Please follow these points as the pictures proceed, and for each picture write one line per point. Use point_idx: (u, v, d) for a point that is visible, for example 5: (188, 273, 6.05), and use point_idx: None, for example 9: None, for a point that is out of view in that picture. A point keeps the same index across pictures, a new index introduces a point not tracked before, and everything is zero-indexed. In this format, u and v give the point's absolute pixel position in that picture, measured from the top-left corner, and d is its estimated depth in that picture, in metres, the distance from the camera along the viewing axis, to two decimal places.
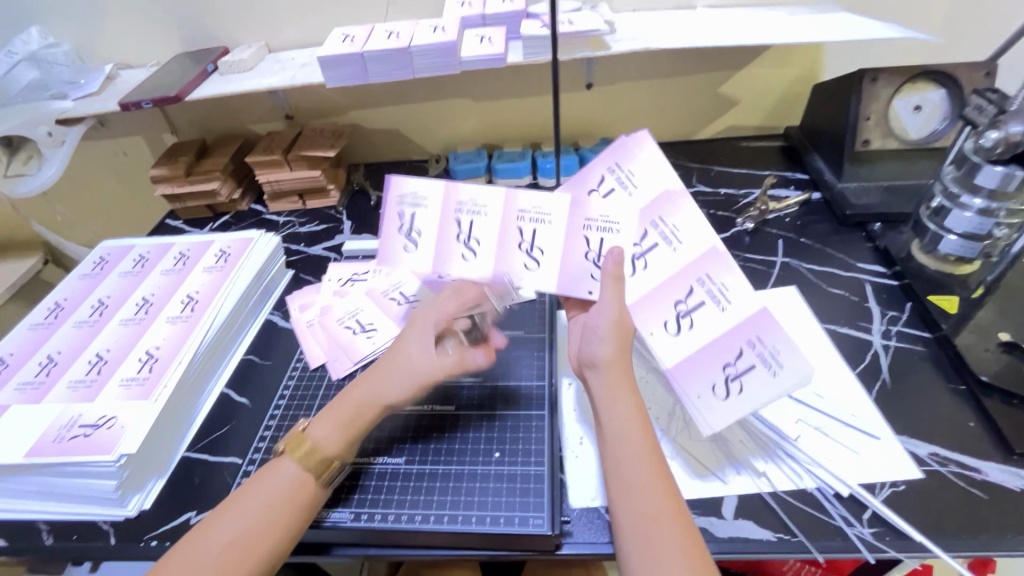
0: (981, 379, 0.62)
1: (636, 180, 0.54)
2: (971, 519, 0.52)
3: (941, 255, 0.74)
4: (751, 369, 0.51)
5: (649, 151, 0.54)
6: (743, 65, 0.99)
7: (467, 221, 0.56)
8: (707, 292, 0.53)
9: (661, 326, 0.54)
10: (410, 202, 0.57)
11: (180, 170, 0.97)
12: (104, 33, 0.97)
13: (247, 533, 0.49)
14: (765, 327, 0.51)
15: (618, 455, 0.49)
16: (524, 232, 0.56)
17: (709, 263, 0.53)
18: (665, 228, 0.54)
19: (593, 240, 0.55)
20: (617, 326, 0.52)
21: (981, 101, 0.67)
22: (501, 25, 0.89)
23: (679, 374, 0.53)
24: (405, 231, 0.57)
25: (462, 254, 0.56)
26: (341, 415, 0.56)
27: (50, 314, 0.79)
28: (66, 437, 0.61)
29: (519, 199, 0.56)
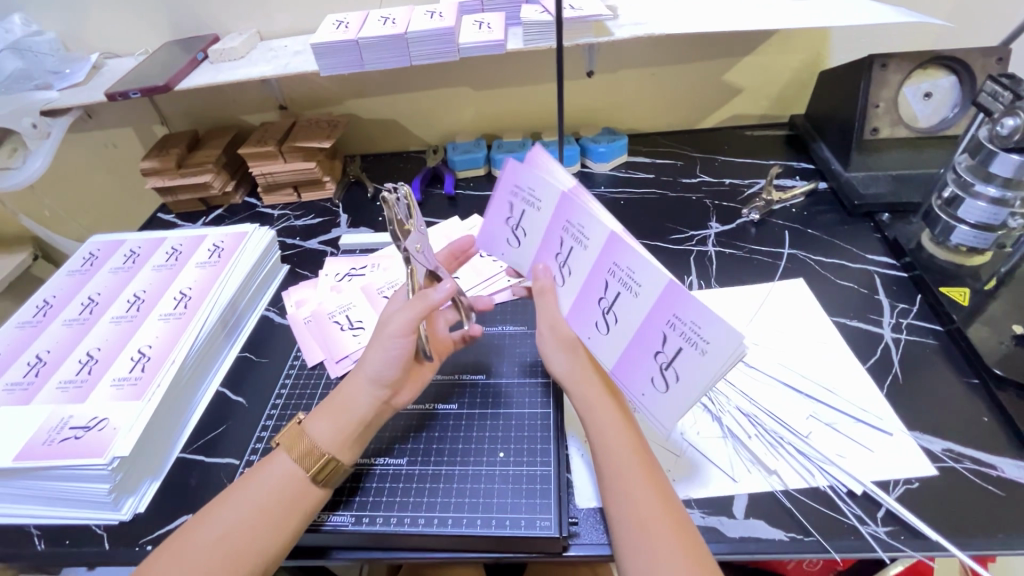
0: (995, 372, 0.60)
1: (539, 196, 0.51)
2: (987, 517, 0.51)
3: (952, 246, 0.73)
4: (679, 354, 0.46)
5: (541, 162, 0.51)
6: (747, 51, 0.96)
7: (519, 209, 0.53)
8: (620, 281, 0.47)
9: (594, 328, 0.51)
10: (523, 198, 0.52)
11: (170, 162, 0.94)
12: (88, 20, 0.93)
13: (241, 528, 0.48)
14: (677, 301, 0.44)
15: (610, 461, 0.48)
16: (515, 210, 0.54)
17: (612, 251, 0.47)
18: (575, 231, 0.49)
19: (565, 243, 0.50)
20: (550, 336, 0.53)
21: (994, 88, 0.65)
22: (501, 11, 0.86)
23: (623, 373, 0.50)
24: (513, 224, 0.54)
25: (508, 239, 0.56)
26: (336, 408, 0.55)
27: (39, 312, 0.77)
28: (56, 440, 0.59)
29: (515, 175, 0.52)
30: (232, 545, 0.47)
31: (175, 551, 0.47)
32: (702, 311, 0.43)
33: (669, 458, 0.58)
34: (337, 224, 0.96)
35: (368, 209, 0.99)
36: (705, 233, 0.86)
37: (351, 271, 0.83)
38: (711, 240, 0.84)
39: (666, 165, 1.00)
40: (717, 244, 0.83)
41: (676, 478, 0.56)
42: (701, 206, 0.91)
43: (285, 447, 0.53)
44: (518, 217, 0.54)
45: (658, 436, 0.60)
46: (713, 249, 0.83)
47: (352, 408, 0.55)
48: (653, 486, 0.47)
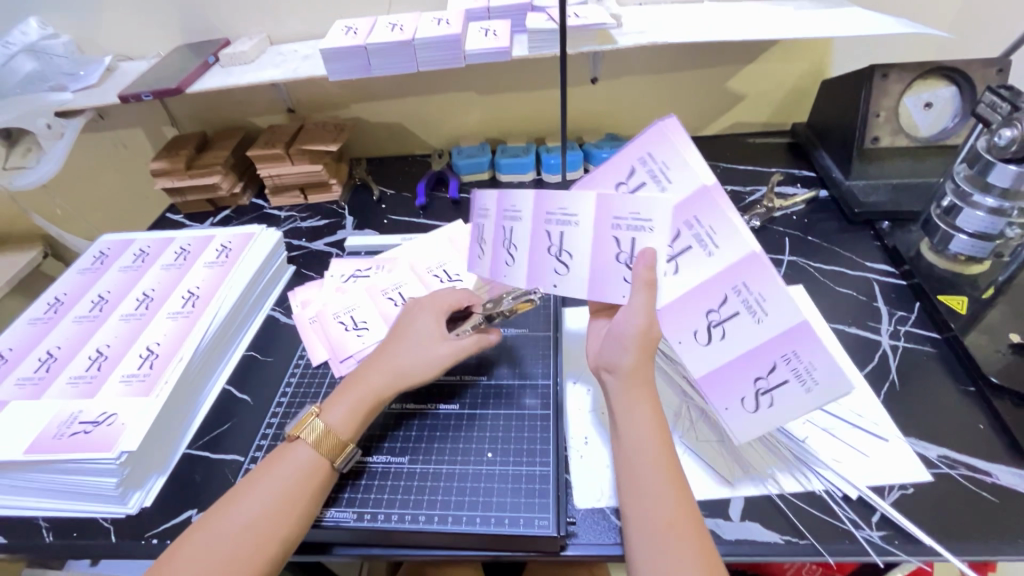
0: (991, 380, 0.61)
1: (645, 217, 0.50)
2: (980, 523, 0.52)
3: (951, 255, 0.74)
4: (783, 384, 0.48)
5: (675, 133, 0.48)
6: (750, 60, 0.97)
7: (558, 232, 0.55)
8: (694, 236, 0.48)
9: (689, 335, 0.51)
10: (509, 216, 0.58)
11: (180, 163, 0.96)
12: (103, 24, 0.95)
13: (263, 519, 0.49)
14: (751, 269, 0.46)
15: (636, 457, 0.49)
16: (553, 235, 0.55)
17: (697, 204, 0.47)
18: (632, 220, 0.51)
19: (553, 234, 0.55)
20: (644, 334, 0.50)
21: (993, 98, 0.66)
22: (507, 19, 0.88)
23: (709, 383, 0.51)
24: (506, 244, 0.59)
25: (555, 268, 0.56)
26: (355, 395, 0.57)
27: (50, 309, 0.78)
28: (66, 434, 0.60)
29: (614, 206, 0.51)
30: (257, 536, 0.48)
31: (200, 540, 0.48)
32: (769, 280, 0.46)
33: None
34: (342, 226, 0.97)
35: (373, 211, 1.00)
36: None
37: (356, 273, 0.85)
38: None
39: None
40: None
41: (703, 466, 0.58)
42: None
43: (302, 437, 0.54)
44: (558, 241, 0.55)
45: None
46: None
47: (376, 394, 0.58)
48: (677, 485, 0.47)
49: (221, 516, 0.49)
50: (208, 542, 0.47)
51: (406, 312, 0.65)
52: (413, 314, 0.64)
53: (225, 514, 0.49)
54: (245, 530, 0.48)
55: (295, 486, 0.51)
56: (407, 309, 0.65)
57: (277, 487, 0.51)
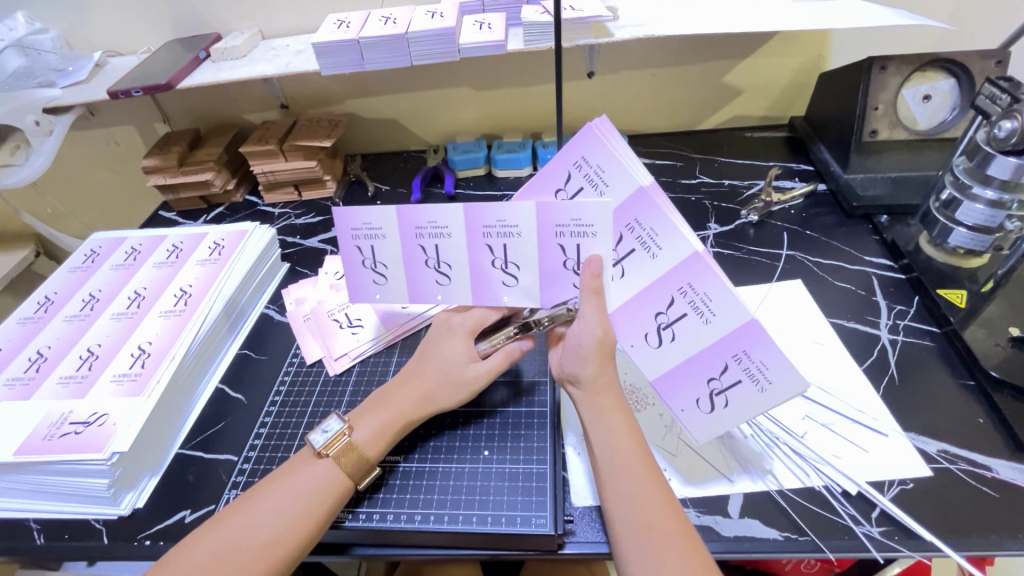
0: (990, 374, 0.60)
1: (586, 222, 0.49)
2: (980, 518, 0.51)
3: (949, 249, 0.73)
4: (736, 385, 0.50)
5: (603, 138, 0.50)
6: (748, 53, 0.96)
7: (432, 245, 0.56)
8: (637, 239, 0.50)
9: (642, 338, 0.53)
10: (366, 235, 0.57)
11: (172, 160, 0.95)
12: (92, 18, 0.94)
13: (279, 532, 0.48)
14: (694, 272, 0.48)
15: (610, 461, 0.48)
16: (427, 249, 0.57)
17: (634, 209, 0.49)
18: (574, 227, 0.50)
19: (495, 247, 0.54)
20: (600, 342, 0.51)
21: (992, 90, 0.66)
22: (502, 12, 0.87)
23: (664, 387, 0.54)
24: (371, 264, 0.59)
25: (436, 279, 0.59)
26: (385, 416, 0.56)
27: (40, 308, 0.77)
28: (56, 434, 0.59)
29: (555, 214, 0.50)
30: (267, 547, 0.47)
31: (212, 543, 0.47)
32: (715, 281, 0.48)
33: (665, 456, 0.58)
34: None
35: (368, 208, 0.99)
36: (703, 233, 0.86)
37: None
38: (710, 241, 0.85)
39: (665, 166, 1.01)
40: (716, 244, 0.84)
41: (677, 474, 0.57)
42: (700, 207, 0.91)
43: (330, 454, 0.53)
44: (434, 254, 0.57)
45: (655, 434, 0.60)
46: (712, 250, 0.83)
47: (403, 417, 0.56)
48: (656, 485, 0.47)
49: (231, 522, 0.49)
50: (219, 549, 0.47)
51: (433, 331, 0.60)
52: (439, 336, 0.59)
53: (241, 520, 0.48)
54: (259, 541, 0.47)
55: (314, 501, 0.50)
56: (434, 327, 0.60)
57: (293, 500, 0.50)
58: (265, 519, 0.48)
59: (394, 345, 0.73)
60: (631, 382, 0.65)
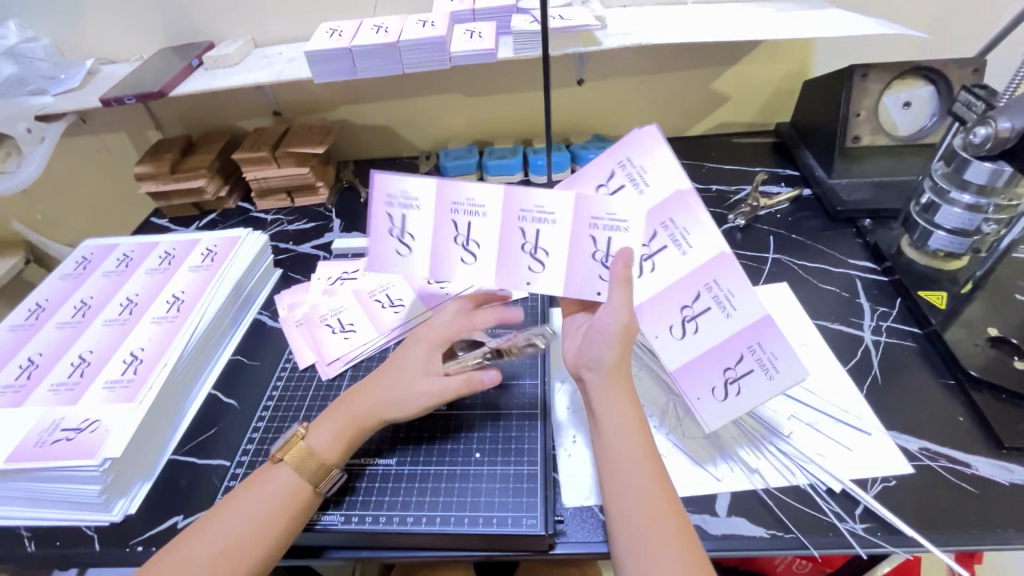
0: (970, 373, 0.62)
1: (621, 214, 0.51)
2: (961, 514, 0.52)
3: (930, 251, 0.75)
4: (749, 373, 0.52)
5: (652, 142, 0.52)
6: (734, 61, 0.98)
7: (399, 215, 0.54)
8: (670, 236, 0.52)
9: (665, 330, 0.53)
10: (399, 204, 0.54)
11: (164, 167, 0.95)
12: (84, 26, 0.94)
13: (240, 541, 0.49)
14: (721, 268, 0.51)
15: (621, 453, 0.49)
16: (394, 219, 0.55)
17: (672, 208, 0.51)
18: (608, 220, 0.52)
19: (460, 224, 0.54)
20: (623, 332, 0.51)
21: (969, 98, 0.67)
22: (492, 20, 0.88)
23: (682, 377, 0.54)
24: (397, 234, 0.55)
25: (397, 250, 0.56)
26: (341, 419, 0.56)
27: (31, 315, 0.77)
28: (48, 441, 0.59)
29: (592, 206, 0.52)
30: (228, 553, 0.48)
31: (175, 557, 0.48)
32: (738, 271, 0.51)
33: None
34: (330, 229, 0.97)
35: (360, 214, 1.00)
36: None
37: (344, 275, 0.84)
38: None
39: None
40: None
41: (685, 454, 0.59)
42: None
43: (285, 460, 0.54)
44: (400, 225, 0.55)
45: None
46: None
47: (359, 421, 0.56)
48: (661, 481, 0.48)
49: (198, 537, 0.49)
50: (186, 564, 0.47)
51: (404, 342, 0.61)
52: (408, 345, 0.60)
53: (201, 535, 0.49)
54: (221, 552, 0.48)
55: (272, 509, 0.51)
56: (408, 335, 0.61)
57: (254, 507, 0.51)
58: (227, 526, 0.49)
59: (386, 350, 0.73)
60: None
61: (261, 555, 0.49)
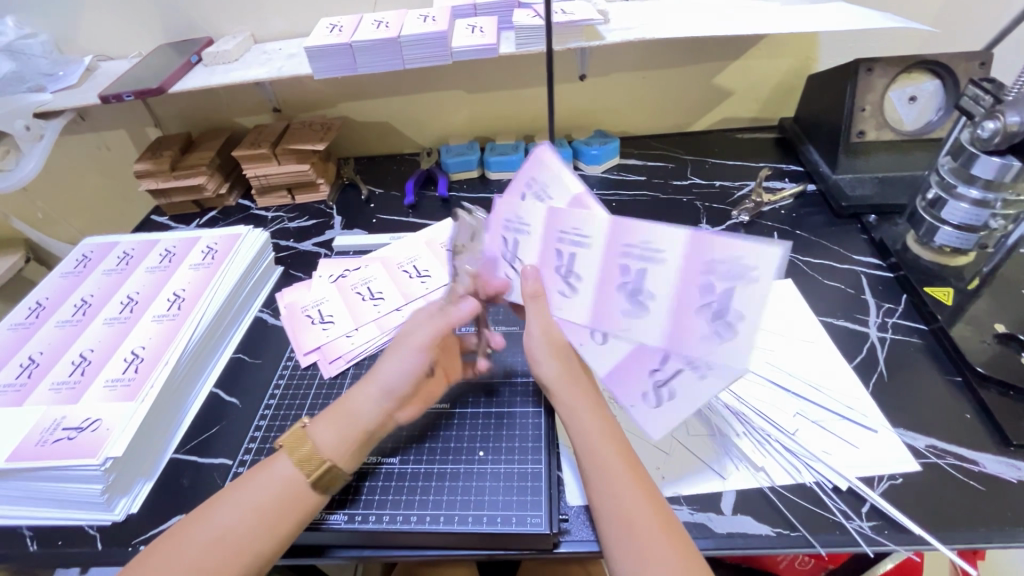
0: (977, 370, 0.61)
1: (583, 233, 0.51)
2: (968, 512, 0.52)
3: (936, 247, 0.75)
4: (726, 294, 0.45)
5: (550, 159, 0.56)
6: (737, 55, 0.97)
7: (512, 237, 0.55)
8: (638, 257, 0.49)
9: (625, 312, 0.50)
10: (513, 228, 0.55)
11: (164, 164, 0.94)
12: (83, 23, 0.94)
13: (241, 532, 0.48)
14: (702, 243, 0.46)
15: (590, 465, 0.49)
16: (508, 241, 0.56)
17: (619, 230, 0.49)
18: (573, 235, 0.52)
19: (508, 240, 0.56)
20: (549, 341, 0.53)
21: (975, 92, 0.67)
22: (493, 15, 0.87)
23: (615, 378, 0.52)
24: (509, 255, 0.56)
25: (507, 270, 0.57)
26: (347, 421, 0.54)
27: (31, 314, 0.77)
28: (49, 440, 0.59)
29: (560, 220, 0.52)
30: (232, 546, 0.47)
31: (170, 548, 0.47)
32: (732, 240, 0.44)
33: (658, 456, 0.59)
34: (331, 227, 0.96)
35: (361, 211, 0.99)
36: None
37: (345, 272, 0.84)
38: None
39: (657, 167, 1.02)
40: None
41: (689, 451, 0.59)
42: (691, 208, 0.92)
43: (286, 454, 0.53)
44: (512, 247, 0.56)
45: (648, 434, 0.61)
46: None
47: (372, 424, 0.54)
48: (641, 491, 0.47)
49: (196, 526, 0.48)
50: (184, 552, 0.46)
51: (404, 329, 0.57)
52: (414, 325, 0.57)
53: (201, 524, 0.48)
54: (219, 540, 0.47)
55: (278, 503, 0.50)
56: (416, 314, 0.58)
57: (259, 497, 0.50)
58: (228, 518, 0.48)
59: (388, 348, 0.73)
60: None
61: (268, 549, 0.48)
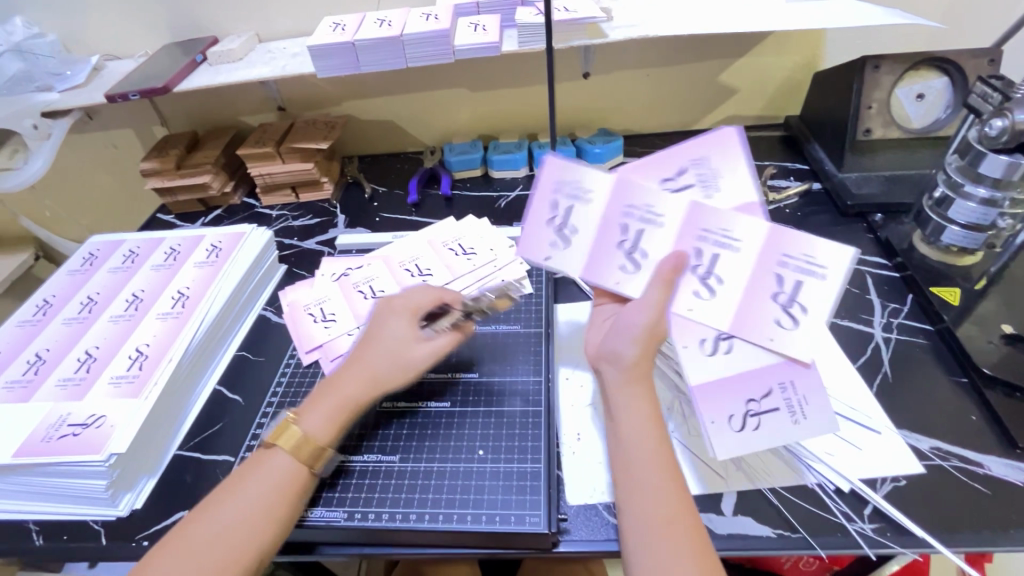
0: (983, 371, 0.61)
1: (657, 210, 0.52)
2: (973, 514, 0.51)
3: (943, 246, 0.73)
4: (799, 288, 0.49)
5: (734, 147, 0.51)
6: (742, 53, 0.97)
7: (565, 205, 0.55)
8: (795, 270, 0.49)
9: (699, 341, 0.52)
10: (569, 194, 0.55)
11: (170, 163, 0.95)
12: (90, 23, 0.95)
13: (239, 529, 0.48)
14: (784, 241, 0.49)
15: (638, 456, 0.47)
16: (559, 208, 0.56)
17: (696, 218, 0.51)
18: (720, 236, 0.51)
19: (560, 206, 0.56)
20: (649, 330, 0.49)
21: (985, 89, 0.66)
22: (496, 13, 0.87)
23: (704, 394, 0.51)
24: (557, 226, 0.56)
25: (552, 241, 0.56)
26: (332, 403, 0.55)
27: (39, 311, 0.78)
28: (54, 436, 0.60)
29: (633, 193, 0.53)
30: (232, 543, 0.47)
31: (172, 546, 0.47)
32: (807, 240, 0.49)
33: None
34: (334, 225, 0.97)
35: (365, 209, 1.00)
36: None
37: (347, 271, 0.84)
38: None
39: None
40: None
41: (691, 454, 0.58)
42: None
43: (279, 445, 0.53)
44: (563, 215, 0.56)
45: None
46: None
47: (351, 401, 0.56)
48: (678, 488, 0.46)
49: (195, 525, 0.48)
50: (184, 551, 0.47)
51: (376, 316, 0.62)
52: (383, 315, 0.62)
53: (201, 521, 0.48)
54: (220, 537, 0.47)
55: (273, 496, 0.50)
56: (377, 309, 0.62)
57: (254, 493, 0.50)
58: (226, 516, 0.48)
59: None
60: None
61: (264, 539, 0.48)
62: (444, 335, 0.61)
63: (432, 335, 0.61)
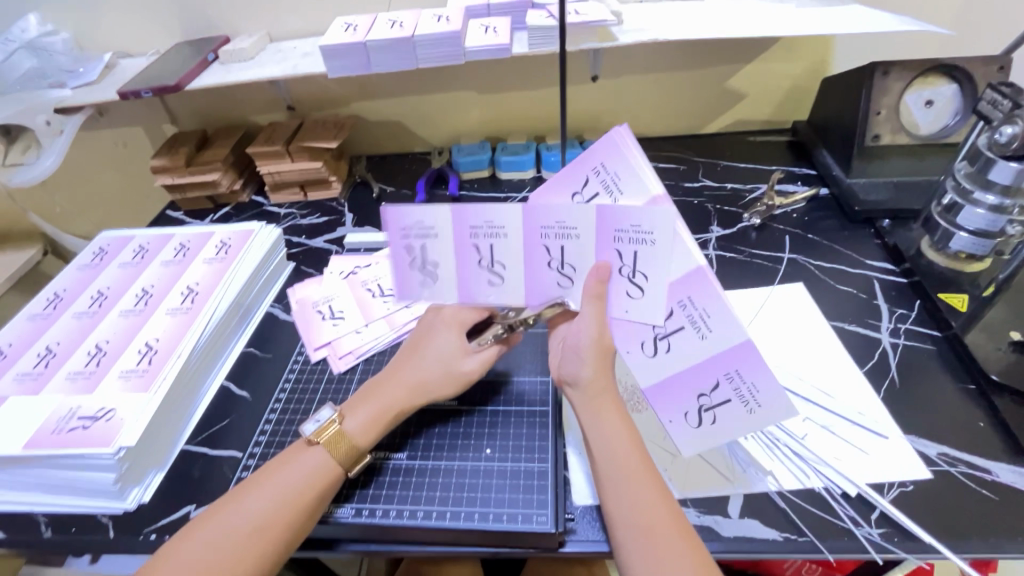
0: (991, 378, 0.61)
1: (571, 225, 0.48)
2: (981, 521, 0.51)
3: (952, 253, 0.73)
4: (637, 257, 0.47)
5: (630, 147, 0.45)
6: (751, 57, 0.97)
7: (485, 246, 0.51)
8: (631, 242, 0.47)
9: (637, 345, 0.52)
10: (484, 234, 0.50)
11: (179, 160, 0.96)
12: (103, 20, 0.95)
13: (272, 520, 0.49)
14: (695, 285, 0.47)
15: (610, 463, 0.49)
16: (481, 249, 0.51)
17: (609, 216, 0.46)
18: (558, 228, 0.48)
19: (482, 247, 0.51)
20: (597, 344, 0.51)
21: (994, 96, 0.66)
22: (507, 15, 0.87)
23: (657, 396, 0.53)
24: (486, 264, 0.52)
25: (488, 279, 0.53)
26: (374, 407, 0.57)
27: (50, 305, 0.78)
28: (64, 429, 0.60)
29: (541, 215, 0.48)
30: (266, 531, 0.48)
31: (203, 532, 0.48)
32: (639, 212, 0.45)
33: (665, 457, 0.59)
34: (342, 224, 0.97)
35: (372, 209, 1.00)
36: (705, 237, 0.86)
37: (356, 268, 0.85)
38: (712, 244, 0.85)
39: (668, 169, 1.01)
40: (718, 247, 0.84)
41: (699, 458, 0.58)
42: (701, 210, 0.92)
43: (319, 442, 0.54)
44: (488, 254, 0.51)
45: (654, 436, 0.61)
46: (714, 253, 0.83)
47: (393, 408, 0.57)
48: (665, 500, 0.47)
49: (225, 512, 0.49)
50: (214, 538, 0.47)
51: (424, 324, 0.61)
52: (432, 323, 0.61)
53: (234, 508, 0.49)
54: (252, 526, 0.48)
55: (305, 489, 0.51)
56: (426, 317, 0.61)
57: (289, 484, 0.51)
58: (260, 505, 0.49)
59: (397, 345, 0.73)
60: (629, 384, 0.66)
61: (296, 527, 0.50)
62: (488, 348, 0.59)
63: (479, 347, 0.59)
